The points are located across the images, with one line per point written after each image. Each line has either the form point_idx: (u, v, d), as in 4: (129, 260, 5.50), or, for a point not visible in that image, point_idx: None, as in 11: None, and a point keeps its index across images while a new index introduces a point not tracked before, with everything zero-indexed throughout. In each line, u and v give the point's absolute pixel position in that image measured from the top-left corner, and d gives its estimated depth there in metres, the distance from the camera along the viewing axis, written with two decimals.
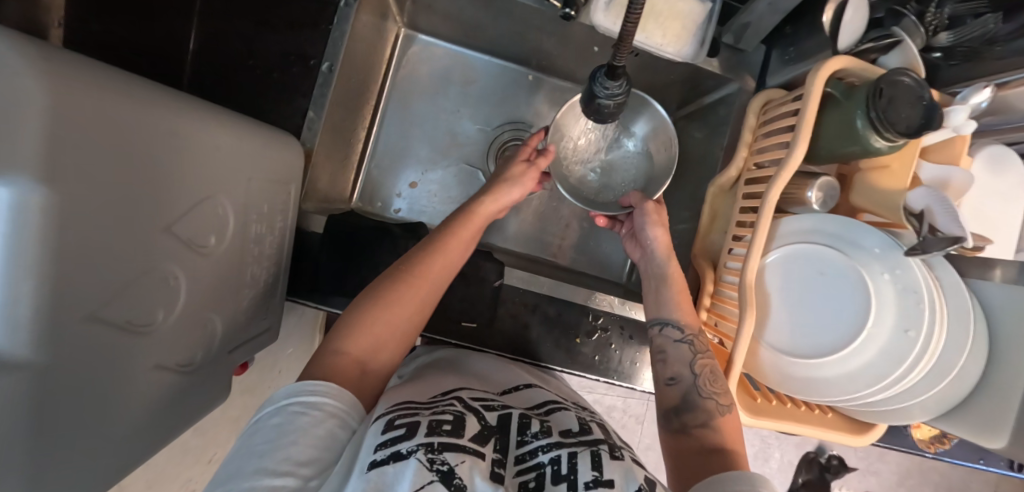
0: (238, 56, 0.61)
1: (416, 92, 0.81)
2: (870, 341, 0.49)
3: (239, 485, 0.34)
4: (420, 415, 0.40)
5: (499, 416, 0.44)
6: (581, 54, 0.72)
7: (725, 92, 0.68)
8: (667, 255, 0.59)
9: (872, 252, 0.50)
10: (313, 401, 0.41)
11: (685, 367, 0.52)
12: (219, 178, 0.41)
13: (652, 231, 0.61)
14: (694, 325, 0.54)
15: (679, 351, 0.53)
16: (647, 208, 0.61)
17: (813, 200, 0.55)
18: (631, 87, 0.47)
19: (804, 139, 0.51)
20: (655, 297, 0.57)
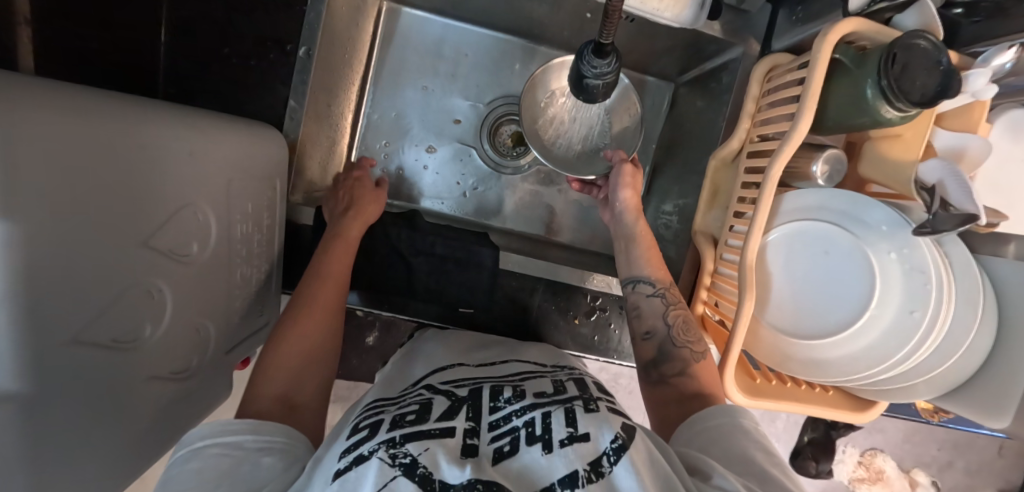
0: (212, 46, 0.58)
1: (403, 67, 0.77)
2: (872, 323, 0.48)
3: None
4: (387, 414, 0.41)
5: (471, 390, 0.45)
6: (574, 22, 0.68)
7: (728, 57, 0.65)
8: (635, 215, 0.65)
9: (879, 230, 0.49)
10: (231, 440, 0.38)
11: (659, 320, 0.57)
12: (197, 184, 0.41)
13: (621, 194, 0.65)
14: (665, 279, 0.59)
15: (652, 305, 0.58)
16: (623, 170, 0.65)
17: (817, 175, 0.52)
18: (621, 64, 0.43)
19: (811, 110, 0.48)
20: (627, 257, 0.63)
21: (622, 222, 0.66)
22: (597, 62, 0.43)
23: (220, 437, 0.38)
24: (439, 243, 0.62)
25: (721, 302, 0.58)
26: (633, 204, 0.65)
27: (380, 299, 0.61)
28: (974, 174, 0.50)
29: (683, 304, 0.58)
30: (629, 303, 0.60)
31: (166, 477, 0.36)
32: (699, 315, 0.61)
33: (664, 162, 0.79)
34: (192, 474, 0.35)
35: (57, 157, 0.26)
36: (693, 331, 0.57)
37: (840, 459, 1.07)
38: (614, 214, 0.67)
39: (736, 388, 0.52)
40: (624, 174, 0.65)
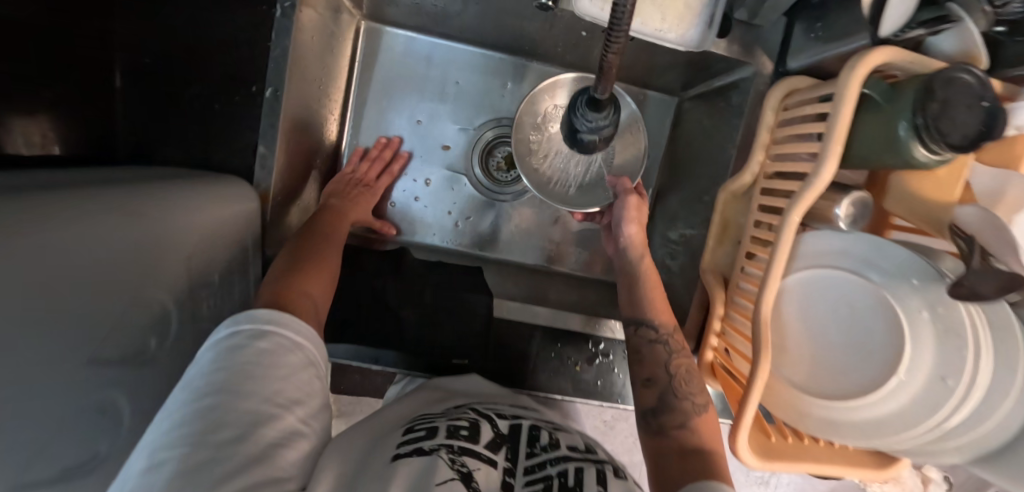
0: (169, 89, 0.53)
1: (387, 89, 0.72)
2: (900, 388, 0.44)
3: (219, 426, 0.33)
4: (440, 421, 0.44)
5: (511, 425, 0.46)
6: (569, 39, 0.62)
7: (738, 75, 0.59)
8: (640, 250, 0.61)
9: (909, 284, 0.45)
10: (302, 338, 0.41)
11: (661, 368, 0.53)
12: (147, 274, 0.36)
13: (627, 228, 0.62)
14: (670, 324, 0.55)
15: (655, 351, 0.54)
16: (629, 202, 0.62)
17: (841, 217, 0.48)
18: (619, 114, 0.38)
19: (835, 152, 0.43)
20: (629, 297, 0.59)
21: (626, 258, 0.62)
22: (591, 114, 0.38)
23: (292, 330, 0.41)
24: (429, 292, 0.58)
25: (732, 348, 0.54)
26: (638, 239, 0.62)
27: (371, 351, 0.55)
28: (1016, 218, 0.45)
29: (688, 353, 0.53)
30: (630, 347, 0.56)
31: (198, 370, 0.36)
32: (707, 362, 0.57)
33: (668, 182, 0.74)
34: (233, 365, 0.36)
35: (12, 296, 0.23)
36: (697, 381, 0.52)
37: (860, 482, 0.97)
38: (617, 247, 0.64)
39: (749, 452, 0.48)
40: (630, 206, 0.62)
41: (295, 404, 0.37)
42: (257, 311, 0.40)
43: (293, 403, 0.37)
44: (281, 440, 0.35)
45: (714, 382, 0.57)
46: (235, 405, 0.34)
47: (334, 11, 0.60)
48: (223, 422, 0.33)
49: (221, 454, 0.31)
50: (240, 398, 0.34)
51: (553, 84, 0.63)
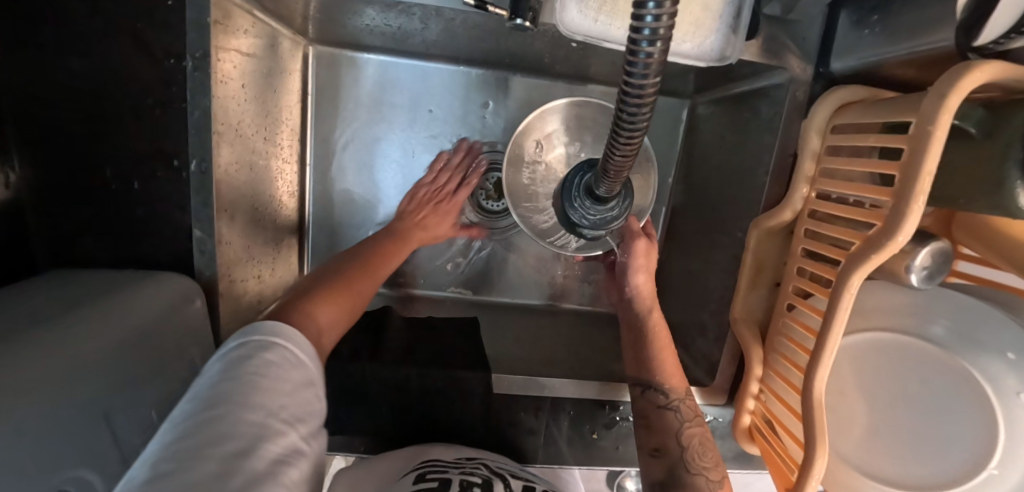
0: (76, 172, 0.44)
1: (351, 121, 0.63)
2: (990, 484, 0.36)
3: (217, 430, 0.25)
4: (451, 472, 0.42)
5: (525, 486, 0.43)
6: (555, 49, 0.53)
7: (768, 82, 0.48)
8: (650, 304, 0.53)
9: (1003, 358, 0.36)
10: (305, 356, 0.35)
11: (671, 437, 0.44)
12: (38, 463, 0.29)
13: (633, 278, 0.55)
14: (682, 388, 0.47)
15: (664, 418, 0.46)
16: (636, 247, 0.54)
17: (914, 275, 0.38)
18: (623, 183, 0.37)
19: (919, 205, 0.33)
20: (635, 355, 0.51)
21: (632, 309, 0.55)
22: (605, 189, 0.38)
23: (296, 347, 0.35)
24: (416, 373, 0.50)
25: (774, 416, 0.46)
26: (646, 290, 0.55)
27: (362, 420, 0.50)
28: None
29: (701, 421, 0.45)
30: (634, 410, 0.48)
31: (192, 390, 0.29)
32: (744, 426, 0.49)
33: (686, 202, 0.64)
34: (241, 372, 0.30)
35: None
36: (712, 453, 0.44)
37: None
38: (622, 297, 0.56)
39: None
40: (638, 254, 0.53)
41: (299, 421, 0.30)
42: (262, 324, 0.34)
43: (297, 420, 0.30)
44: (284, 457, 0.27)
45: (752, 446, 0.50)
46: (240, 414, 0.27)
47: (270, 43, 0.50)
48: (225, 433, 0.25)
49: (220, 457, 0.23)
50: (246, 405, 0.27)
51: (539, 117, 0.55)
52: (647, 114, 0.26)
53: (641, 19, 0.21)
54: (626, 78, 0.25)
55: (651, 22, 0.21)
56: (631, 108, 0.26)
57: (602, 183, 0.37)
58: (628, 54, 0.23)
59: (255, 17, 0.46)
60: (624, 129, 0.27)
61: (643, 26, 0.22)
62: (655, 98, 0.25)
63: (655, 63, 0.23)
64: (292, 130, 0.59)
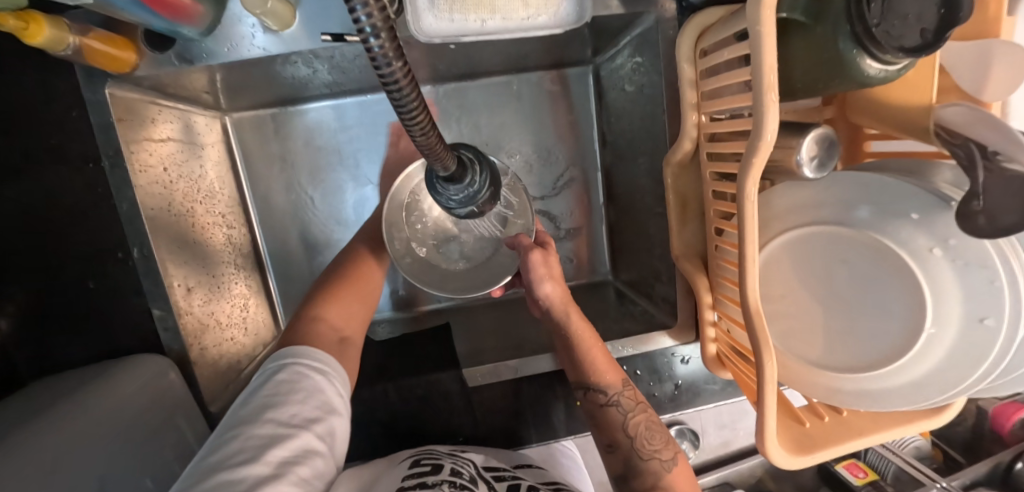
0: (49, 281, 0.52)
1: (282, 173, 0.67)
2: (931, 343, 0.37)
3: (234, 442, 0.30)
4: (443, 460, 0.45)
5: (509, 486, 0.44)
6: (442, 54, 0.57)
7: (642, 27, 0.50)
8: (565, 309, 0.48)
9: (909, 220, 0.37)
10: (324, 365, 0.39)
11: (620, 432, 0.47)
12: None
13: (542, 289, 0.47)
14: (619, 381, 0.48)
15: (608, 415, 0.48)
16: (533, 260, 0.46)
17: (805, 164, 0.39)
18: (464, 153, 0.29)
19: (773, 101, 0.34)
20: (570, 361, 0.50)
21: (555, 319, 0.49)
22: (465, 200, 0.30)
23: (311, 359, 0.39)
24: (393, 388, 0.53)
25: (733, 338, 0.47)
26: (560, 296, 0.48)
27: (356, 441, 0.53)
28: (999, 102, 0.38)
29: (645, 405, 0.48)
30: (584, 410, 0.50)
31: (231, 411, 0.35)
32: (712, 355, 0.50)
33: (615, 161, 0.67)
34: (263, 394, 0.35)
35: None
36: (660, 430, 0.48)
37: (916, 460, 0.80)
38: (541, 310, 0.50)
39: (782, 453, 0.41)
40: (536, 265, 0.46)
41: (314, 421, 0.34)
42: (281, 348, 0.39)
43: (311, 422, 0.34)
44: (294, 459, 0.31)
45: (725, 372, 0.51)
46: (249, 430, 0.31)
47: (185, 125, 0.54)
48: (239, 449, 0.30)
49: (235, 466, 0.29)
50: (255, 421, 0.32)
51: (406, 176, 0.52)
52: (437, 137, 0.24)
53: (372, 64, 0.19)
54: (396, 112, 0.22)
55: (381, 63, 0.19)
56: (417, 140, 0.23)
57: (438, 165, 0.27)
58: (384, 92, 0.20)
59: (162, 104, 0.50)
60: (427, 157, 0.25)
61: (377, 66, 0.19)
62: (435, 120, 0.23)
63: (409, 95, 0.20)
64: (230, 196, 0.62)
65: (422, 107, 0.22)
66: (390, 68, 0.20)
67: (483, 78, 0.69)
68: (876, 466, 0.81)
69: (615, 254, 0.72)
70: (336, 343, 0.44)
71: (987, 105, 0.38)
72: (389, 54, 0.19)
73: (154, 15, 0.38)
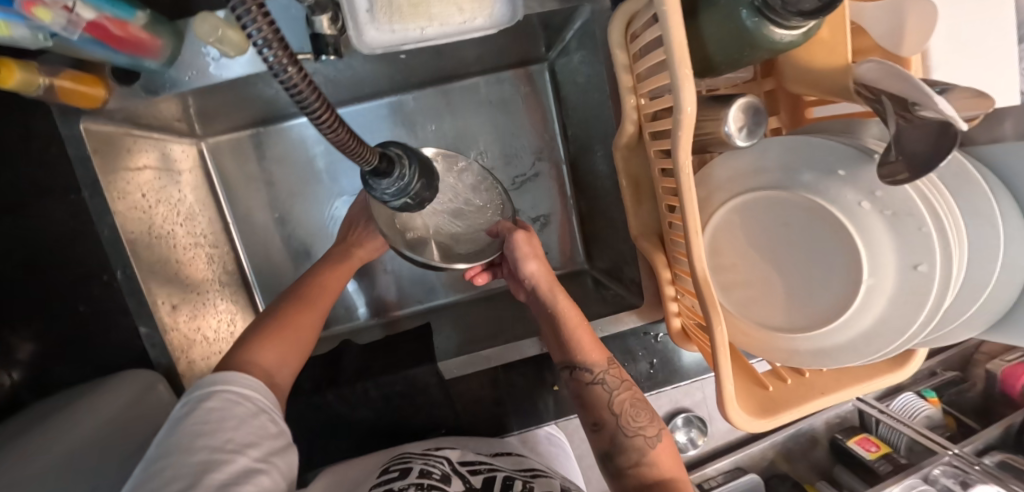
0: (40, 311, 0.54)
1: (261, 192, 0.70)
2: (872, 293, 0.38)
3: (159, 479, 0.30)
4: (413, 462, 0.45)
5: (485, 478, 0.45)
6: (399, 63, 0.60)
7: (581, 20, 0.52)
8: (551, 289, 0.50)
9: (837, 177, 0.38)
10: (252, 391, 0.39)
11: (606, 411, 0.48)
12: None
13: (526, 269, 0.49)
14: (603, 359, 0.49)
15: (593, 393, 0.49)
16: (519, 241, 0.49)
17: (734, 134, 0.40)
18: (384, 148, 0.32)
19: (688, 75, 0.35)
20: (556, 340, 0.51)
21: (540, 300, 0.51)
22: (397, 192, 0.32)
23: (238, 385, 0.39)
24: (372, 385, 0.55)
25: (693, 310, 0.48)
26: (544, 275, 0.50)
27: (343, 441, 0.55)
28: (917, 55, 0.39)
29: (630, 382, 0.50)
30: (571, 390, 0.51)
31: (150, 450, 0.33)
32: (677, 329, 0.51)
33: (578, 153, 0.68)
34: (187, 426, 0.33)
35: None
36: (646, 407, 0.49)
37: (926, 429, 0.81)
38: (527, 291, 0.53)
39: (745, 416, 0.42)
40: (522, 245, 0.48)
41: (249, 445, 0.34)
42: (203, 377, 0.38)
43: (246, 446, 0.34)
44: (234, 480, 0.32)
45: (691, 345, 0.51)
46: (180, 459, 0.31)
47: (161, 153, 0.58)
48: (170, 477, 0.30)
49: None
50: (186, 450, 0.31)
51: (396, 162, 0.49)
52: (348, 134, 0.26)
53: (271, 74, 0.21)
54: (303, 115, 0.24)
55: (279, 73, 0.21)
56: (328, 137, 0.25)
57: (363, 160, 0.29)
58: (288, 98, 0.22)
59: (137, 135, 0.54)
60: (343, 153, 0.27)
61: (275, 75, 0.21)
62: (342, 119, 0.25)
63: (312, 99, 0.22)
64: (211, 218, 0.65)
65: (326, 108, 0.24)
66: (287, 74, 0.21)
67: (445, 84, 0.71)
68: (888, 439, 0.85)
69: (589, 243, 0.74)
70: (272, 386, 0.42)
71: (907, 61, 0.39)
72: (285, 64, 0.21)
73: (114, 52, 0.41)
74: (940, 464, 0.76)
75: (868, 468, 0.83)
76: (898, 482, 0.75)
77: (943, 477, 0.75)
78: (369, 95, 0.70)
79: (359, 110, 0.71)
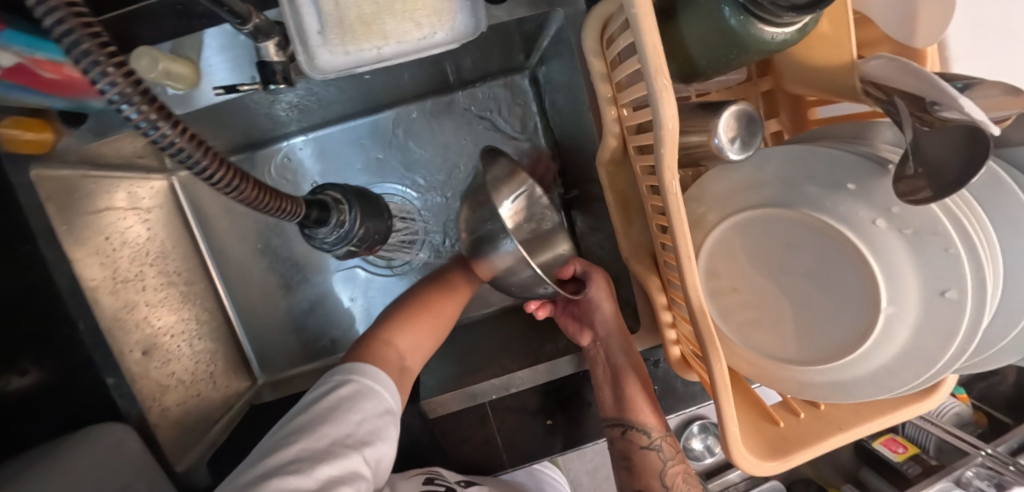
0: None
1: (236, 223, 0.67)
2: (891, 323, 0.33)
3: (289, 454, 0.35)
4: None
5: None
6: (370, 82, 0.57)
7: (556, 25, 0.48)
8: (623, 342, 0.46)
9: (846, 192, 0.34)
10: (383, 388, 0.43)
11: (656, 480, 0.44)
12: None
13: (603, 311, 0.47)
14: (662, 425, 0.45)
15: (647, 458, 0.45)
16: (603, 285, 0.47)
17: (726, 146, 0.36)
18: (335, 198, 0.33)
19: (666, 86, 0.31)
20: (614, 394, 0.46)
21: (611, 348, 0.47)
22: (335, 240, 0.35)
23: (374, 379, 0.42)
24: None
25: (691, 339, 0.43)
26: (617, 325, 0.47)
27: None
28: (934, 46, 0.34)
29: (683, 456, 0.45)
30: (615, 450, 0.47)
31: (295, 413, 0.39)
32: (676, 358, 0.46)
33: (568, 164, 0.65)
34: (325, 409, 0.39)
35: None
36: (694, 483, 0.45)
37: (957, 430, 0.83)
38: (595, 336, 0.48)
39: (754, 461, 0.37)
40: (603, 288, 0.47)
41: (364, 445, 0.38)
42: (349, 364, 0.43)
43: (362, 444, 0.38)
44: (339, 478, 0.35)
45: (692, 375, 0.46)
46: (306, 443, 0.36)
47: (127, 193, 0.56)
48: (292, 458, 0.34)
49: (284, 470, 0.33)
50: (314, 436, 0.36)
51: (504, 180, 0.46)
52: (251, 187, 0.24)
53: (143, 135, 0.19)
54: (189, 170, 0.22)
55: (150, 131, 0.19)
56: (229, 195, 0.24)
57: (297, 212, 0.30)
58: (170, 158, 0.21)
59: (96, 177, 0.51)
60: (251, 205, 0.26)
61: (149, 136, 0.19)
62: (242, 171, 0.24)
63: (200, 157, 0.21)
64: (184, 255, 0.63)
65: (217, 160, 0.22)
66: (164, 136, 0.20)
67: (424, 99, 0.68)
68: (916, 440, 0.90)
69: None
70: (398, 370, 0.46)
71: (921, 53, 0.34)
72: (157, 121, 0.19)
73: (45, 96, 0.39)
74: (973, 466, 0.79)
75: (896, 470, 0.87)
76: (930, 485, 0.79)
77: (977, 478, 0.78)
78: (346, 116, 0.67)
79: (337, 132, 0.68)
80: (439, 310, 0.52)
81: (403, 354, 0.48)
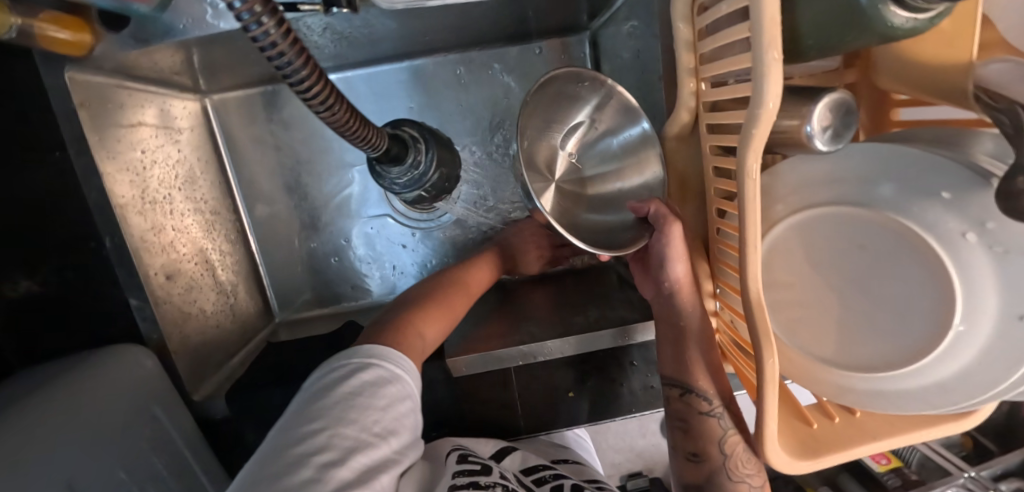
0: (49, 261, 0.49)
1: (264, 155, 0.65)
2: (959, 340, 0.32)
3: (304, 453, 0.29)
4: (491, 463, 0.45)
5: (552, 489, 0.46)
6: (423, 22, 0.53)
7: None
8: (690, 298, 0.43)
9: (938, 200, 0.32)
10: (401, 371, 0.37)
11: (714, 447, 0.44)
12: None
13: (673, 269, 0.42)
14: (727, 393, 0.44)
15: (705, 424, 0.44)
16: (674, 234, 0.41)
17: (816, 137, 0.33)
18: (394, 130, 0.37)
19: (776, 61, 0.28)
20: (675, 354, 0.45)
21: (676, 306, 0.44)
22: (406, 180, 0.37)
23: (394, 364, 0.38)
24: None
25: (734, 331, 0.42)
26: (689, 282, 0.43)
27: None
28: None
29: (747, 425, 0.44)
30: (670, 412, 0.47)
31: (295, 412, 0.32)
32: None
33: None
34: (344, 396, 0.33)
35: None
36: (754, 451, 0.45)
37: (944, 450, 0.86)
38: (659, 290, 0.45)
39: (784, 458, 0.37)
40: (675, 241, 0.41)
41: (390, 434, 0.33)
42: (360, 346, 0.38)
43: (388, 433, 0.33)
44: (374, 468, 0.31)
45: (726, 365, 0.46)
46: (328, 436, 0.30)
47: (160, 109, 0.53)
48: (312, 456, 0.29)
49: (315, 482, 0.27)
50: (337, 427, 0.30)
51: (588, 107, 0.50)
52: (346, 112, 0.27)
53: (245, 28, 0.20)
54: (288, 82, 0.23)
55: (255, 29, 0.20)
56: (325, 116, 0.26)
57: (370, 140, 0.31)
58: (273, 66, 0.22)
59: (131, 88, 0.48)
60: (341, 132, 0.28)
61: (252, 34, 0.20)
62: (338, 94, 0.25)
63: (300, 66, 0.22)
64: (210, 182, 0.61)
65: (318, 76, 0.24)
66: (265, 33, 0.20)
67: (472, 48, 0.64)
68: (900, 453, 0.91)
69: None
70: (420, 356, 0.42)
71: None
72: (263, 19, 0.19)
73: None
74: (953, 486, 0.81)
75: (877, 480, 0.89)
76: None
77: None
78: (389, 57, 0.63)
79: (379, 73, 0.65)
80: (453, 302, 0.50)
81: (426, 343, 0.44)
